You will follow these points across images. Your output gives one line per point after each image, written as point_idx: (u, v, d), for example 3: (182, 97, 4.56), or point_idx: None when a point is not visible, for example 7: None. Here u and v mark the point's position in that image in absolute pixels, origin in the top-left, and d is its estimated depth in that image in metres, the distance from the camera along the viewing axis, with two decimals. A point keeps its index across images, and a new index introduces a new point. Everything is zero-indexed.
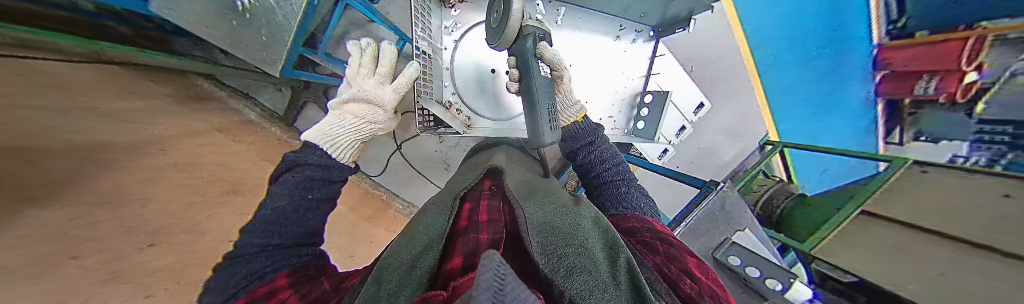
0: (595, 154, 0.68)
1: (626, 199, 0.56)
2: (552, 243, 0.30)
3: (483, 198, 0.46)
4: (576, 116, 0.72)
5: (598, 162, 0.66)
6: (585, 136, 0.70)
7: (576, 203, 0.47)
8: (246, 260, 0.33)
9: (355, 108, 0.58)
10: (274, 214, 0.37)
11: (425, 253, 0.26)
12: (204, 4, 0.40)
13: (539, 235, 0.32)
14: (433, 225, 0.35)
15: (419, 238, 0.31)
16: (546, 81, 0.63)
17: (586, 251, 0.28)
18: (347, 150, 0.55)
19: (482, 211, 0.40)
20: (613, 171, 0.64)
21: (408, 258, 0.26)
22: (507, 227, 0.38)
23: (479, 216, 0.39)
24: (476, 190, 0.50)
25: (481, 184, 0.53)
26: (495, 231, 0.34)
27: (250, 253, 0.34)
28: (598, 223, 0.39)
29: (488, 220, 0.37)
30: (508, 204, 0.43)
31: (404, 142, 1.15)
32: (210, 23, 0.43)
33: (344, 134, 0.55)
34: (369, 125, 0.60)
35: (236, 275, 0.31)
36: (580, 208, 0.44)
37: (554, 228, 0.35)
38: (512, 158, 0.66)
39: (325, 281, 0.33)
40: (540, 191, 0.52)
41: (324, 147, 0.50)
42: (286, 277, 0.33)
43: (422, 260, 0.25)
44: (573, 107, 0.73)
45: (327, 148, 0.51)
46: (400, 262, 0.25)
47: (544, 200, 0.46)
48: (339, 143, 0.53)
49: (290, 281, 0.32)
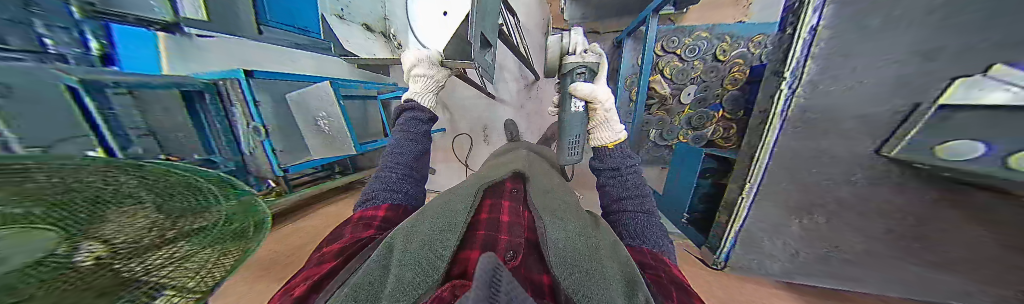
0: (636, 175, 0.54)
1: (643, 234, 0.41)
2: (566, 259, 0.28)
3: (503, 197, 0.44)
4: (616, 140, 0.58)
5: (623, 189, 0.51)
6: (622, 158, 0.56)
7: (593, 224, 0.39)
8: (382, 174, 0.49)
9: (420, 69, 0.67)
10: (398, 144, 0.55)
11: (446, 239, 0.29)
12: (317, 143, 0.86)
13: (557, 252, 0.29)
14: (461, 208, 0.36)
15: (449, 216, 0.34)
16: (579, 116, 0.61)
17: (596, 280, 0.25)
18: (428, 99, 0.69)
19: (505, 212, 0.39)
20: (636, 200, 0.49)
21: (429, 234, 0.29)
22: (527, 233, 0.36)
23: (501, 216, 0.38)
24: (500, 187, 0.48)
25: (503, 184, 0.49)
26: (512, 235, 0.34)
27: (388, 166, 0.50)
28: (618, 251, 0.33)
29: (509, 222, 0.37)
30: (529, 208, 0.41)
31: (467, 157, 1.23)
32: (327, 150, 0.88)
33: (422, 89, 0.68)
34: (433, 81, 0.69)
35: (371, 187, 0.46)
36: (597, 231, 0.37)
37: (569, 245, 0.30)
38: (534, 170, 0.58)
39: (382, 219, 0.38)
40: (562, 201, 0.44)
41: (416, 100, 0.67)
42: (384, 208, 0.40)
43: (444, 247, 0.27)
44: (614, 134, 0.59)
45: (418, 100, 0.67)
46: (423, 238, 0.28)
47: (568, 209, 0.41)
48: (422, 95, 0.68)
49: (382, 214, 0.39)
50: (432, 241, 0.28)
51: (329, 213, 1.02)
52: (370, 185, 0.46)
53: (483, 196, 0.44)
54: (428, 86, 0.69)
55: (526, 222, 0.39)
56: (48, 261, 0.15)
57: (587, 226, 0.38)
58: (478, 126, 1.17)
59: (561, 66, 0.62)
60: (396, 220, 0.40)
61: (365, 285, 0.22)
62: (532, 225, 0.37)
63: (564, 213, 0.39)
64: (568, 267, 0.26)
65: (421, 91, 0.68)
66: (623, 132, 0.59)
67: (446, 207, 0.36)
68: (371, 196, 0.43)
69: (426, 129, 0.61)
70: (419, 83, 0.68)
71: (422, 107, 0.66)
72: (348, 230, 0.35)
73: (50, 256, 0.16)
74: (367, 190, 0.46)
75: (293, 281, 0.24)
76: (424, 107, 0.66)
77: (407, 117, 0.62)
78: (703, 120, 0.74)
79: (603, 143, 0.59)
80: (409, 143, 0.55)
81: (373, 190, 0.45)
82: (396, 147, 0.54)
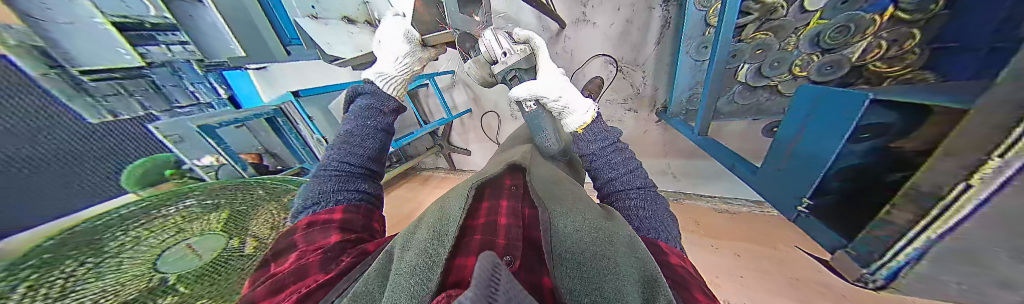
0: (611, 153, 0.54)
1: (656, 226, 0.39)
2: (575, 266, 0.23)
3: (501, 198, 0.41)
4: (583, 124, 0.59)
5: (610, 170, 0.51)
6: (613, 133, 0.59)
7: (607, 215, 0.35)
8: (330, 174, 0.47)
9: (387, 40, 0.67)
10: (346, 135, 0.54)
11: (436, 252, 0.27)
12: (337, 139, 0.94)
13: (560, 255, 0.25)
14: (454, 219, 0.34)
15: (440, 228, 0.33)
16: (535, 114, 0.68)
17: (608, 280, 0.21)
18: (395, 86, 0.67)
19: (501, 212, 0.36)
20: (626, 180, 0.49)
21: (424, 248, 0.28)
22: (528, 234, 0.32)
23: (496, 218, 0.35)
24: (496, 185, 0.45)
25: (501, 180, 0.47)
26: (511, 238, 0.29)
27: (335, 164, 0.48)
28: (635, 244, 0.28)
29: (507, 224, 0.33)
30: (530, 206, 0.38)
31: (498, 134, 1.20)
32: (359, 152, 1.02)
33: (393, 70, 0.67)
34: (403, 59, 0.68)
35: (313, 189, 0.44)
36: (611, 222, 0.33)
37: (576, 237, 0.28)
38: (535, 161, 0.59)
39: (342, 224, 0.39)
40: (571, 198, 0.40)
41: (376, 81, 0.65)
42: (340, 211, 0.41)
43: (435, 259, 0.25)
44: (575, 113, 0.61)
45: (380, 82, 0.65)
46: (418, 249, 0.28)
47: (576, 205, 0.37)
48: (388, 77, 0.66)
49: (340, 216, 0.40)
50: (427, 252, 0.27)
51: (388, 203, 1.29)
52: (308, 187, 0.45)
53: (481, 198, 0.41)
54: (400, 69, 0.67)
55: (526, 221, 0.36)
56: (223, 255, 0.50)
57: (597, 217, 0.33)
58: (503, 100, 1.07)
59: (496, 74, 0.64)
60: (356, 221, 0.41)
61: (364, 297, 0.22)
62: (533, 223, 0.34)
63: (562, 208, 0.35)
64: (575, 266, 0.23)
65: (397, 75, 0.68)
66: (593, 107, 0.62)
67: (443, 214, 0.38)
68: (320, 198, 0.42)
69: (383, 122, 0.58)
70: (386, 62, 0.67)
71: (377, 93, 0.63)
72: (298, 237, 0.36)
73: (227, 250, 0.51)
74: (308, 192, 0.44)
75: (277, 297, 0.25)
76: (383, 96, 0.63)
77: (360, 106, 0.59)
78: (844, 35, 0.46)
79: (575, 127, 0.61)
80: (357, 138, 0.53)
81: (313, 191, 0.44)
82: (343, 142, 0.52)
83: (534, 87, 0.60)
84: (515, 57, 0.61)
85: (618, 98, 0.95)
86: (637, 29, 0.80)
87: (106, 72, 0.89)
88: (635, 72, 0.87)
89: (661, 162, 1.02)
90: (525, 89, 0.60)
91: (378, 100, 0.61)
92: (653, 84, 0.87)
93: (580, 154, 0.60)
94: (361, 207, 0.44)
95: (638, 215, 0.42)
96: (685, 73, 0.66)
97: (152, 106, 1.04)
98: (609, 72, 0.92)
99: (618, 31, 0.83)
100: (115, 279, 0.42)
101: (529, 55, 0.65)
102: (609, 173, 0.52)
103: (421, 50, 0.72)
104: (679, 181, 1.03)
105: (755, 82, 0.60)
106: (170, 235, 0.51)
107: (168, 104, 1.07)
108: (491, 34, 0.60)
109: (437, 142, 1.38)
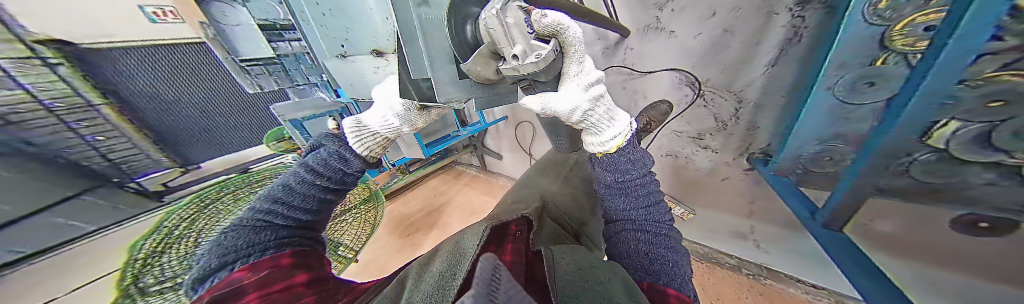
0: None
1: (664, 269, 0.37)
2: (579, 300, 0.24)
3: (507, 241, 0.38)
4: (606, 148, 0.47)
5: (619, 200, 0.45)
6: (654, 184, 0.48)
7: (611, 266, 0.34)
8: (245, 233, 0.38)
9: (385, 94, 0.51)
10: (284, 189, 0.43)
11: (451, 277, 0.26)
12: None
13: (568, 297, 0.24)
14: (467, 254, 0.32)
15: (456, 257, 0.32)
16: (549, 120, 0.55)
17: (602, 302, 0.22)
18: (375, 144, 0.52)
19: (507, 251, 0.33)
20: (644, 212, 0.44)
21: (434, 283, 0.26)
22: (533, 272, 0.30)
23: (502, 254, 0.33)
24: (504, 228, 0.42)
25: (507, 224, 0.43)
26: (518, 276, 0.27)
27: (259, 223, 0.40)
28: (628, 285, 0.29)
29: (511, 261, 0.30)
30: (535, 249, 0.36)
31: (534, 144, 1.14)
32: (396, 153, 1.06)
33: (374, 128, 0.51)
34: (393, 124, 0.51)
35: (228, 248, 0.35)
36: (597, 269, 0.32)
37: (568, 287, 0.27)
38: (546, 221, 0.55)
39: (303, 268, 0.35)
40: (583, 258, 0.36)
41: (348, 133, 0.50)
42: (289, 255, 0.37)
43: (445, 290, 0.23)
44: (599, 131, 0.48)
45: (353, 139, 0.50)
46: (430, 284, 0.27)
47: (572, 262, 0.34)
48: (363, 138, 0.50)
49: (293, 261, 0.36)
50: (441, 279, 0.27)
51: (425, 195, 1.41)
52: (221, 239, 0.36)
53: (496, 240, 0.37)
54: (384, 128, 0.51)
55: (530, 261, 0.33)
56: (228, 211, 0.78)
57: (593, 265, 0.33)
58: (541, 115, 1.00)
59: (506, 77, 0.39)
60: (311, 261, 0.39)
61: None
62: (537, 263, 0.32)
63: (563, 252, 0.38)
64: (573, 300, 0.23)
65: (380, 130, 0.52)
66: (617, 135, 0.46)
67: (456, 251, 0.35)
68: (238, 254, 0.35)
69: (341, 179, 0.48)
70: (373, 120, 0.51)
71: (338, 147, 0.49)
72: (254, 278, 0.30)
73: (231, 209, 0.79)
74: (221, 246, 0.36)
75: None
76: (346, 152, 0.49)
77: (318, 158, 0.46)
78: None
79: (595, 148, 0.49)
80: (298, 196, 0.43)
81: (226, 245, 0.35)
82: (283, 195, 0.43)
83: (554, 97, 0.43)
84: (530, 67, 0.32)
85: (690, 131, 0.77)
86: (737, 43, 0.58)
87: (256, 61, 1.23)
88: (724, 100, 0.66)
89: (742, 222, 0.79)
90: (540, 98, 0.44)
91: (334, 153, 0.47)
92: (748, 119, 0.64)
93: (592, 170, 0.52)
94: (301, 254, 0.39)
95: (650, 256, 0.39)
96: (817, 120, 0.44)
97: (283, 84, 1.35)
98: (685, 95, 0.73)
99: (705, 43, 0.62)
100: (219, 193, 0.83)
101: (578, 60, 0.41)
102: (617, 202, 0.46)
103: (420, 115, 0.52)
104: (767, 252, 0.78)
105: (965, 152, 0.32)
106: (258, 181, 0.90)
107: (294, 85, 1.37)
108: (501, 3, 0.31)
109: (474, 142, 1.46)
